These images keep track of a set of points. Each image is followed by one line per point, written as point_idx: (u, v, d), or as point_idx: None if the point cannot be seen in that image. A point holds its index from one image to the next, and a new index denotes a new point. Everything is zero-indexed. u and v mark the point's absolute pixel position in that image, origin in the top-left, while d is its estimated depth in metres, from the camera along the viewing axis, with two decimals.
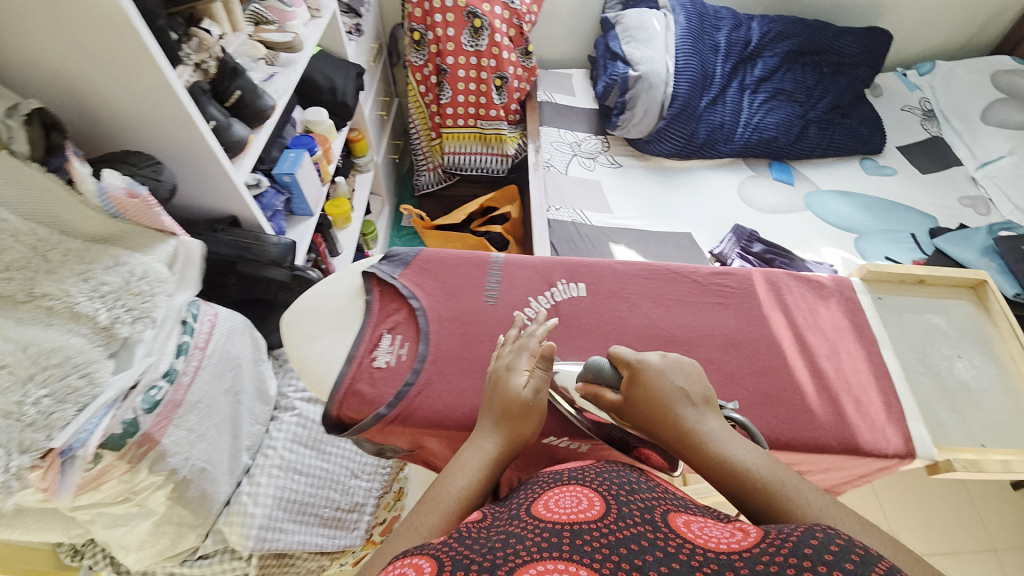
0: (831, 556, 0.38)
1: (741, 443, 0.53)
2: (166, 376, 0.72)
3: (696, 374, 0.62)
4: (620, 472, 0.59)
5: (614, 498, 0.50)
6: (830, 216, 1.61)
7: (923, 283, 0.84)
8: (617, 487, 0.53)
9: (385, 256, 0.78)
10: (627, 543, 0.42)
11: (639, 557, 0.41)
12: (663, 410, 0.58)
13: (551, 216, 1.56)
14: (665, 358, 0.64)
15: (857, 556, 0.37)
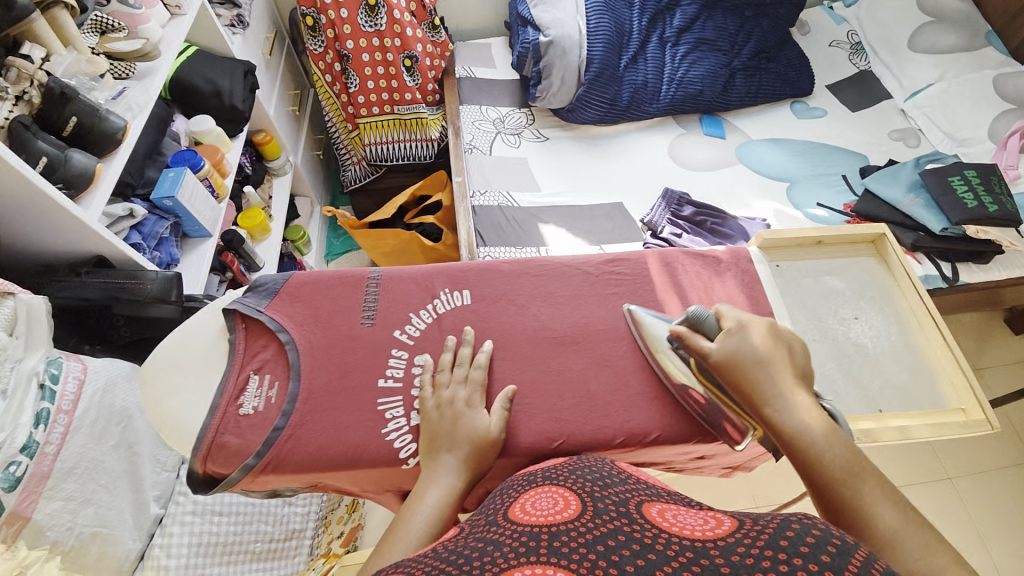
0: (804, 541, 0.36)
1: (825, 421, 0.54)
2: (24, 450, 0.65)
3: (789, 342, 0.62)
4: (590, 466, 0.58)
5: (590, 494, 0.48)
6: (763, 167, 1.58)
7: (821, 244, 0.82)
8: (590, 484, 0.51)
9: (251, 288, 0.72)
10: (605, 540, 0.40)
11: (617, 553, 0.39)
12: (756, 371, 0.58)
13: (476, 202, 1.49)
14: (771, 324, 0.63)
15: (835, 543, 0.36)
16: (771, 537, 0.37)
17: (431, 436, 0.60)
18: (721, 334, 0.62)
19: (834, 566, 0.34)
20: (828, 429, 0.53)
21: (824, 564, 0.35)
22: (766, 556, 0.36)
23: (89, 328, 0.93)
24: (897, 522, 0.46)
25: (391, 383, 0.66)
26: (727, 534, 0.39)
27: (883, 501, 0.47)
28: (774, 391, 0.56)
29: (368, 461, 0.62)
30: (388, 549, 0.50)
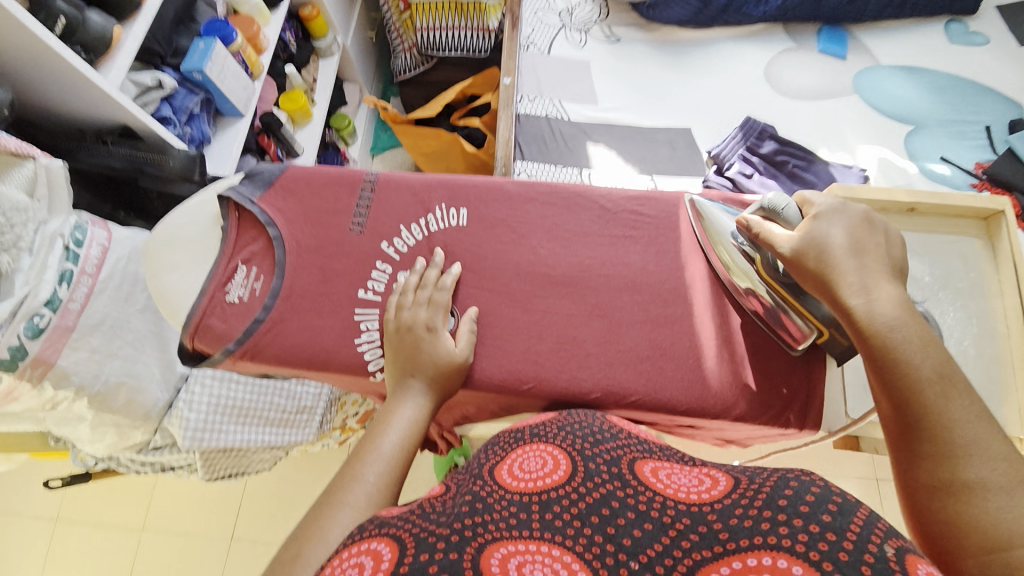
0: (804, 500, 0.37)
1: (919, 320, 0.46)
2: (48, 304, 0.72)
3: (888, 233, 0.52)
4: (582, 419, 0.54)
5: (579, 451, 0.48)
6: (886, 104, 1.26)
7: (913, 212, 0.64)
8: (579, 438, 0.49)
9: (247, 175, 0.69)
10: (598, 510, 0.41)
11: (612, 524, 0.40)
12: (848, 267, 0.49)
13: (522, 109, 1.33)
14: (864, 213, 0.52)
15: (835, 503, 0.36)
16: (767, 498, 0.38)
17: (395, 358, 0.58)
18: (805, 221, 0.52)
19: (837, 526, 0.34)
20: (923, 331, 0.46)
21: (826, 525, 0.35)
22: (763, 518, 0.36)
23: (127, 195, 0.97)
24: (975, 430, 0.42)
25: (371, 296, 0.64)
26: (720, 500, 0.40)
27: (965, 409, 0.43)
28: (857, 283, 0.48)
29: (339, 368, 0.61)
30: (358, 468, 0.50)
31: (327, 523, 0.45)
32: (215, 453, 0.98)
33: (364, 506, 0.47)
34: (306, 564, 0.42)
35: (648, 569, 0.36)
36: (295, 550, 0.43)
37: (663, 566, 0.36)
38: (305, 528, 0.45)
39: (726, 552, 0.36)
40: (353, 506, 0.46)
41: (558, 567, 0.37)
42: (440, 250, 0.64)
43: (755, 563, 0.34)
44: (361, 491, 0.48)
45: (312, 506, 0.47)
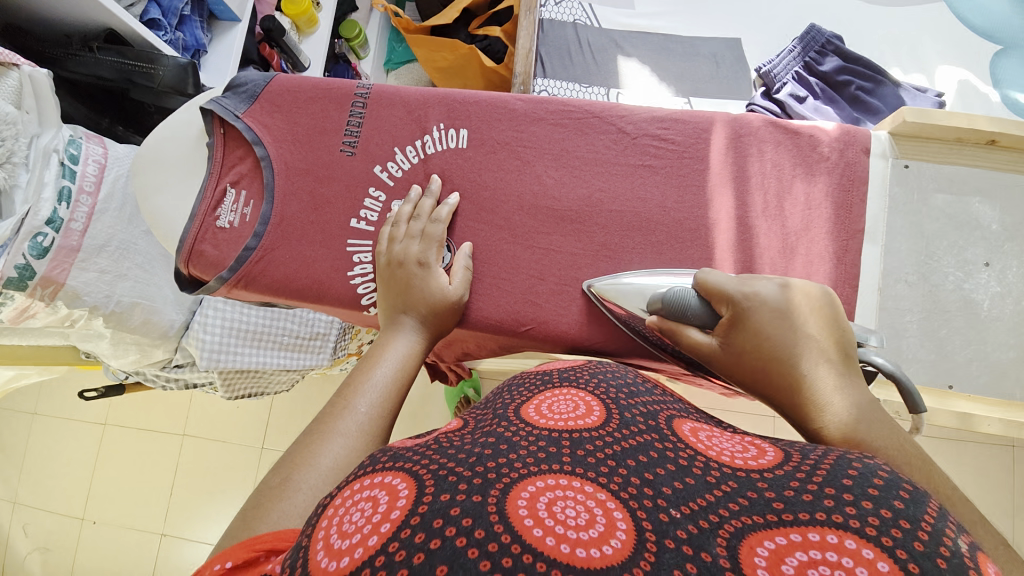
0: (869, 482, 0.28)
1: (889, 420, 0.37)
2: (50, 224, 0.71)
3: (826, 314, 0.43)
4: (613, 372, 0.46)
5: (614, 399, 0.39)
6: (976, 16, 1.04)
7: (993, 146, 0.53)
8: (615, 387, 0.41)
9: (230, 86, 0.63)
10: (635, 456, 0.33)
11: (651, 472, 0.32)
12: (784, 375, 0.41)
13: (545, 14, 1.18)
14: (787, 294, 0.44)
15: (909, 490, 0.27)
16: (827, 474, 0.29)
17: (387, 291, 0.55)
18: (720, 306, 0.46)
19: (912, 515, 0.26)
20: (895, 435, 0.36)
21: (900, 511, 0.26)
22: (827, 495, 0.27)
23: (126, 109, 0.93)
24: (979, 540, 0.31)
25: (364, 226, 0.60)
26: (778, 466, 0.32)
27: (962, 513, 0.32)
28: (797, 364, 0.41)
29: (332, 300, 0.59)
30: (349, 397, 0.45)
31: (316, 450, 0.41)
32: (234, 372, 1.01)
33: (356, 434, 0.43)
34: (296, 489, 0.38)
35: (691, 523, 0.28)
36: (283, 477, 0.39)
37: (709, 523, 0.28)
38: (294, 454, 0.41)
39: (783, 522, 0.27)
40: (345, 434, 0.42)
41: (592, 506, 0.29)
42: (437, 176, 0.58)
43: (820, 539, 0.25)
44: (351, 420, 0.44)
45: (300, 435, 0.43)
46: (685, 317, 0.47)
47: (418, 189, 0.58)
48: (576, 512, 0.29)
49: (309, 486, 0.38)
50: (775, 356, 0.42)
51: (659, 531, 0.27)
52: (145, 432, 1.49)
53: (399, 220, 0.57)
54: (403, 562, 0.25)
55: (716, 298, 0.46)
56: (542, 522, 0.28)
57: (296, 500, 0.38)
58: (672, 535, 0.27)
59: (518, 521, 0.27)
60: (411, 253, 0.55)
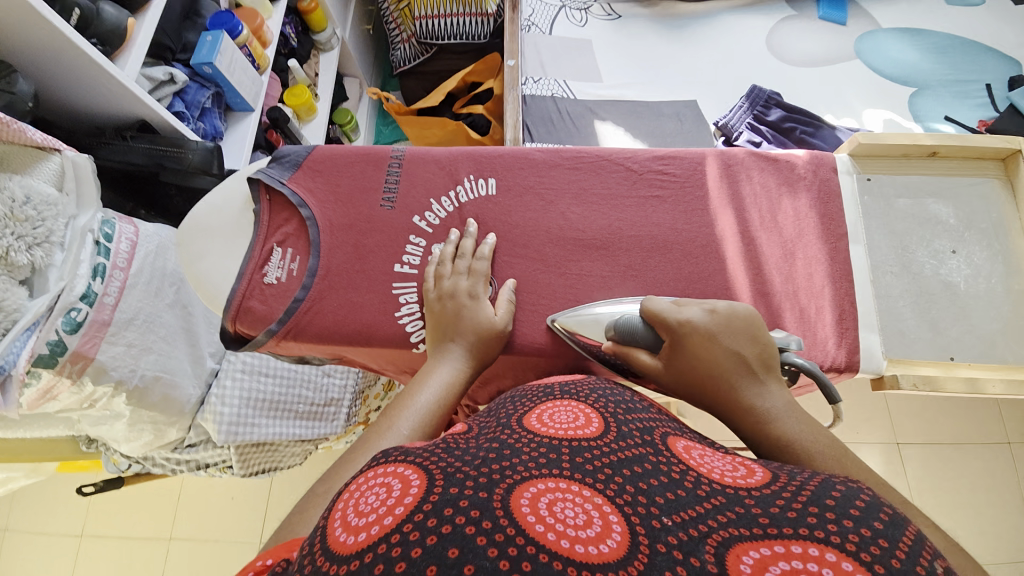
0: (852, 504, 0.31)
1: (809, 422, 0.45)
2: (84, 299, 0.72)
3: (749, 327, 0.50)
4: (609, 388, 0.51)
5: (611, 415, 0.44)
6: (886, 66, 1.26)
7: (935, 156, 0.65)
8: (612, 405, 0.46)
9: (274, 158, 0.70)
10: (630, 466, 0.36)
11: (644, 482, 0.34)
12: (718, 387, 0.48)
13: (527, 91, 1.34)
14: (713, 315, 0.51)
15: (886, 512, 0.30)
16: (811, 496, 0.32)
17: (436, 325, 0.58)
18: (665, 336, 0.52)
19: (888, 535, 0.28)
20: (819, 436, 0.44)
21: (879, 531, 0.28)
22: (807, 510, 0.30)
23: (148, 194, 0.99)
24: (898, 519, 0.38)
25: (407, 270, 0.65)
26: (761, 486, 0.34)
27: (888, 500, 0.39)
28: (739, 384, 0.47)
29: (381, 340, 0.63)
30: (392, 420, 0.48)
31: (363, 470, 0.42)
32: (249, 446, 0.98)
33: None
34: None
35: (681, 531, 0.30)
36: (327, 488, 0.43)
37: (698, 532, 0.30)
38: (341, 475, 0.42)
39: (768, 535, 0.29)
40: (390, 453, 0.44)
41: (589, 509, 0.31)
42: (474, 221, 0.65)
43: (801, 551, 0.27)
44: (393, 440, 0.46)
45: (344, 452, 0.45)
46: (634, 340, 0.54)
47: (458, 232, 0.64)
48: (575, 513, 0.31)
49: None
50: (708, 369, 0.49)
51: (650, 537, 0.29)
52: (129, 539, 1.35)
53: (440, 265, 0.62)
54: (418, 543, 0.27)
55: (657, 324, 0.52)
56: (544, 520, 0.29)
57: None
58: (662, 539, 0.29)
59: (521, 518, 0.29)
60: (461, 290, 0.59)
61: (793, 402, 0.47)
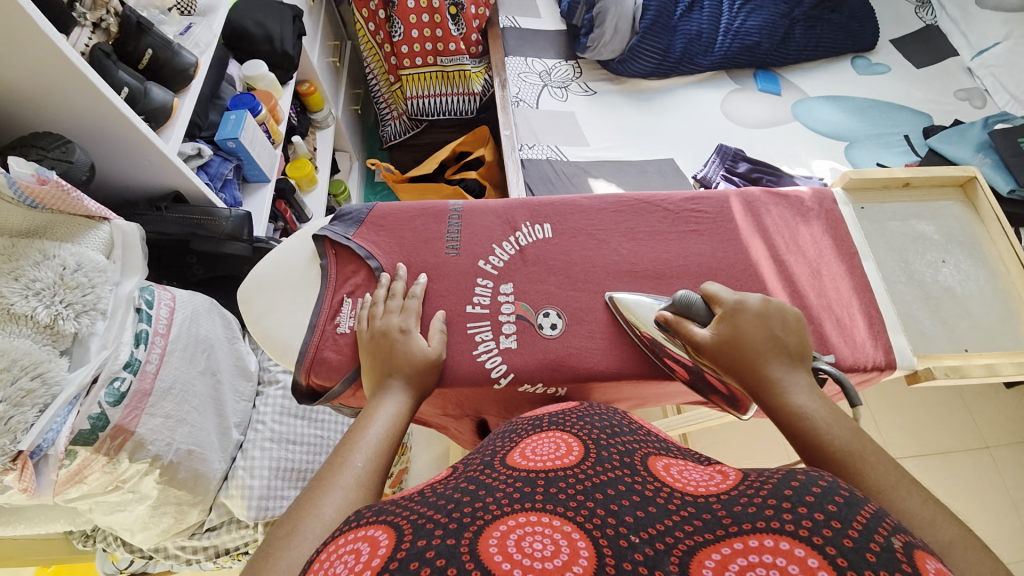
0: (810, 491, 0.35)
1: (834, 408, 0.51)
2: (128, 367, 0.69)
3: (790, 321, 0.59)
4: (601, 413, 0.56)
5: (593, 440, 0.48)
6: (820, 126, 1.48)
7: (908, 187, 0.79)
8: (597, 430, 0.50)
9: (337, 216, 0.74)
10: (603, 490, 0.40)
11: (616, 503, 0.38)
12: (755, 359, 0.55)
13: (524, 155, 1.45)
14: (765, 303, 0.59)
15: (843, 495, 0.34)
16: (774, 488, 0.36)
17: (371, 362, 0.61)
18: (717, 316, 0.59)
19: (844, 517, 0.32)
20: (842, 419, 0.50)
21: (833, 515, 0.33)
22: (766, 505, 0.34)
23: (166, 263, 0.97)
24: (909, 492, 0.43)
25: (479, 310, 0.68)
26: (730, 488, 0.38)
27: (894, 475, 0.44)
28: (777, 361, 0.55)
29: (463, 379, 0.64)
30: (346, 454, 0.50)
31: (319, 501, 0.44)
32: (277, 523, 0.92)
33: (354, 487, 0.47)
34: (303, 538, 0.41)
35: (648, 546, 0.34)
36: (289, 527, 0.42)
37: (665, 545, 0.34)
38: (299, 507, 0.44)
39: (729, 534, 0.33)
40: (345, 487, 0.46)
41: (558, 538, 0.35)
42: (402, 264, 0.69)
43: (759, 544, 0.32)
44: (350, 473, 0.48)
45: (302, 490, 0.46)
46: (690, 315, 0.60)
47: (424, 278, 0.68)
48: (544, 545, 0.34)
49: (310, 535, 0.41)
50: (752, 342, 0.56)
51: (617, 556, 0.33)
52: None
53: (372, 308, 0.65)
54: None
55: (713, 306, 0.60)
56: (510, 557, 0.33)
57: (300, 549, 0.40)
58: (629, 558, 0.33)
59: (489, 559, 0.32)
60: (396, 327, 0.62)
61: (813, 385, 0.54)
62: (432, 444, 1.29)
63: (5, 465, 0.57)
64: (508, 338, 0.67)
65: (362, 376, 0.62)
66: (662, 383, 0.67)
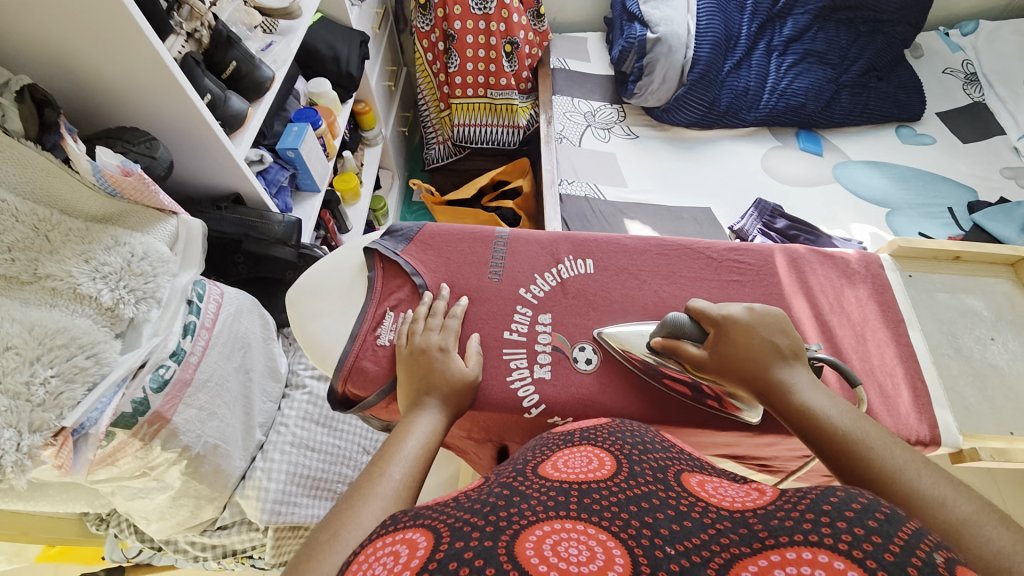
0: (849, 506, 0.34)
1: (835, 401, 0.54)
2: (173, 356, 0.72)
3: (781, 325, 0.61)
4: (631, 429, 0.55)
5: (625, 455, 0.47)
6: (861, 189, 1.48)
7: (958, 260, 0.79)
8: (628, 445, 0.50)
9: (388, 232, 0.76)
10: (637, 503, 0.40)
11: (650, 516, 0.38)
12: (751, 364, 0.57)
13: (563, 190, 1.48)
14: (753, 309, 0.62)
15: (883, 511, 0.33)
16: (811, 503, 0.35)
17: (409, 376, 0.62)
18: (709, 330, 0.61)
19: (884, 531, 0.31)
20: (846, 410, 0.52)
21: (873, 529, 0.32)
22: (803, 518, 0.34)
23: (215, 260, 1.01)
24: (921, 474, 0.45)
25: (516, 337, 0.69)
26: (765, 505, 0.38)
27: (902, 459, 0.47)
28: (771, 364, 0.57)
29: (495, 404, 0.64)
30: (384, 466, 0.51)
31: (359, 510, 0.46)
32: (285, 529, 0.92)
33: (392, 498, 0.48)
34: (343, 545, 0.42)
35: (684, 558, 0.33)
36: (331, 533, 0.43)
37: (701, 558, 0.33)
38: (338, 513, 0.46)
39: (767, 546, 0.33)
40: (382, 497, 0.48)
41: (594, 546, 0.34)
42: (446, 285, 0.71)
43: (798, 555, 0.31)
44: (387, 485, 0.49)
45: (341, 498, 0.48)
46: (681, 334, 0.62)
47: (465, 300, 0.70)
48: (579, 551, 0.34)
49: (352, 541, 0.42)
50: (744, 353, 0.58)
51: (653, 564, 0.33)
52: None
53: (412, 325, 0.67)
54: None
55: (701, 317, 0.63)
56: (546, 560, 0.33)
57: (341, 554, 0.41)
58: (664, 567, 0.33)
59: (525, 561, 0.32)
60: (435, 344, 0.63)
61: (816, 382, 0.56)
62: (442, 465, 1.26)
63: (47, 440, 0.58)
64: (542, 368, 0.67)
65: (398, 388, 0.63)
66: (694, 432, 0.66)
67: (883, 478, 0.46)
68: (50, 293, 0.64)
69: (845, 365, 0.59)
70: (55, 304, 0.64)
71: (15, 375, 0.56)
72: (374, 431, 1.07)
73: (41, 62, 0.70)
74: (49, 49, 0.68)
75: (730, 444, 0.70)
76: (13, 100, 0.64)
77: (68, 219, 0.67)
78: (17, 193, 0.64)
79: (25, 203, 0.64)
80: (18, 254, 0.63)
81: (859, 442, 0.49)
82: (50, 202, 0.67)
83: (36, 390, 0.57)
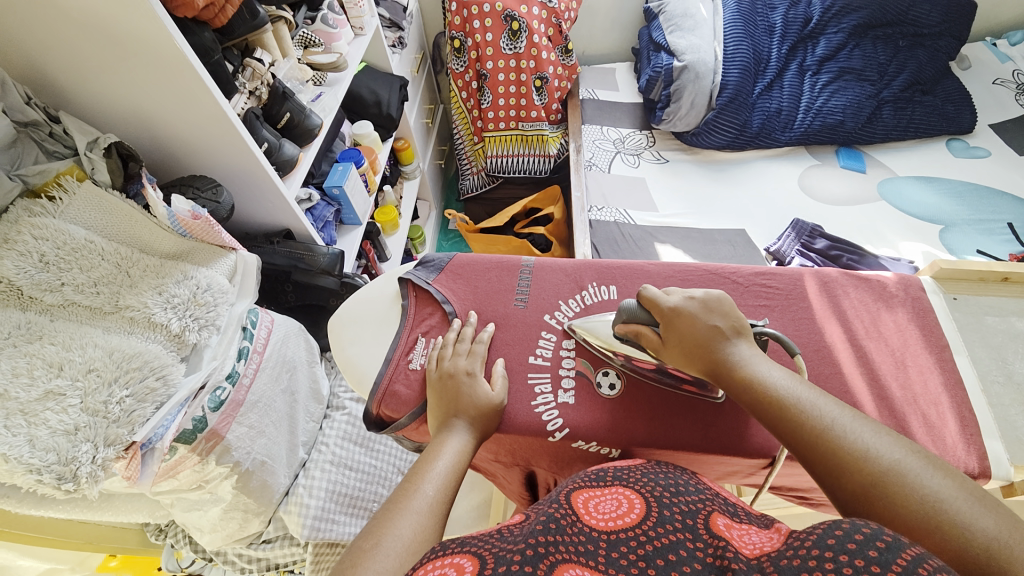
0: (853, 539, 0.36)
1: (777, 369, 0.56)
2: (229, 377, 0.79)
3: (726, 307, 0.62)
4: (666, 473, 0.55)
5: (655, 498, 0.48)
6: (909, 207, 1.41)
7: (1007, 281, 0.75)
8: (660, 487, 0.50)
9: (421, 262, 0.82)
10: (664, 555, 0.41)
11: (677, 569, 0.39)
12: (697, 346, 0.59)
13: (593, 216, 1.50)
14: (697, 296, 0.63)
15: (884, 540, 0.35)
16: (817, 538, 0.37)
17: (440, 399, 0.65)
18: (663, 309, 0.63)
19: (884, 560, 0.33)
20: (785, 378, 0.55)
21: (872, 558, 0.33)
22: (809, 556, 0.35)
23: (267, 290, 1.11)
24: (849, 428, 0.49)
25: (541, 361, 0.71)
26: (778, 548, 0.39)
27: (831, 414, 0.50)
28: (717, 344, 0.59)
29: (521, 428, 0.66)
30: (417, 482, 0.54)
31: (396, 522, 0.49)
32: (323, 547, 0.97)
33: (426, 513, 0.51)
34: (384, 554, 0.46)
35: None
36: (373, 542, 0.47)
37: None
38: (377, 525, 0.49)
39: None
40: (418, 512, 0.51)
41: None
42: (473, 312, 0.74)
43: None
44: (421, 500, 0.52)
45: (379, 511, 0.51)
46: (637, 313, 0.66)
47: (492, 326, 0.73)
48: None
49: (391, 554, 0.46)
50: (691, 337, 0.60)
51: None
52: None
53: (442, 350, 0.70)
54: None
55: (651, 307, 0.65)
56: None
57: (382, 564, 0.45)
58: None
59: None
60: (463, 368, 0.67)
61: (758, 356, 0.58)
62: (473, 490, 1.27)
63: (119, 453, 0.65)
64: (566, 393, 0.68)
65: (428, 408, 0.67)
66: (719, 458, 0.65)
67: (818, 437, 0.49)
68: (128, 321, 0.72)
69: (786, 337, 0.60)
70: (132, 331, 0.72)
71: (96, 395, 0.63)
72: (408, 454, 1.12)
73: (129, 123, 0.82)
74: (136, 110, 0.80)
75: (760, 474, 0.68)
76: (100, 156, 0.76)
77: (145, 256, 0.77)
78: (104, 236, 0.75)
79: (110, 244, 0.74)
80: (103, 287, 0.72)
81: (795, 404, 0.52)
82: (131, 242, 0.77)
83: (112, 408, 0.64)
